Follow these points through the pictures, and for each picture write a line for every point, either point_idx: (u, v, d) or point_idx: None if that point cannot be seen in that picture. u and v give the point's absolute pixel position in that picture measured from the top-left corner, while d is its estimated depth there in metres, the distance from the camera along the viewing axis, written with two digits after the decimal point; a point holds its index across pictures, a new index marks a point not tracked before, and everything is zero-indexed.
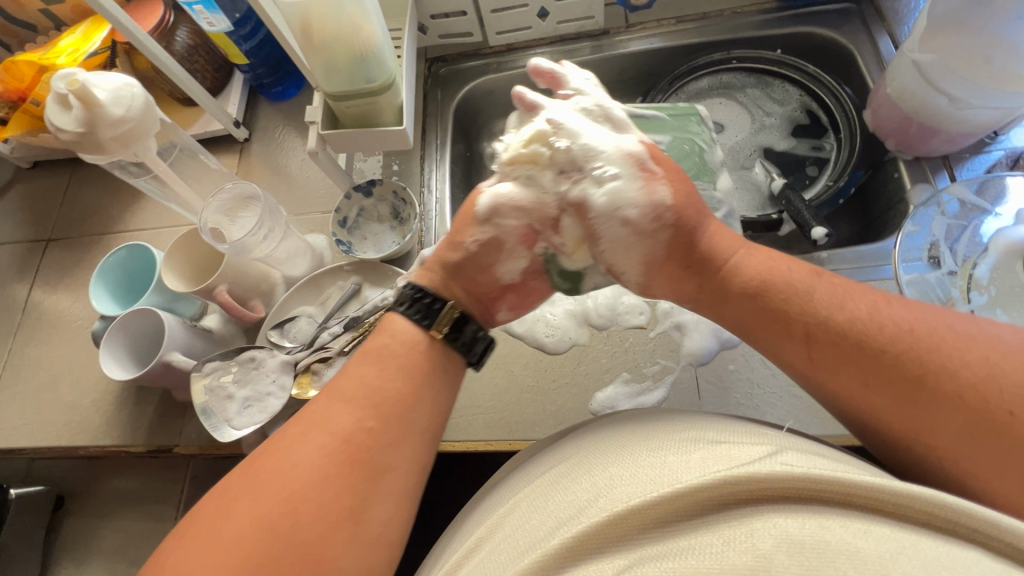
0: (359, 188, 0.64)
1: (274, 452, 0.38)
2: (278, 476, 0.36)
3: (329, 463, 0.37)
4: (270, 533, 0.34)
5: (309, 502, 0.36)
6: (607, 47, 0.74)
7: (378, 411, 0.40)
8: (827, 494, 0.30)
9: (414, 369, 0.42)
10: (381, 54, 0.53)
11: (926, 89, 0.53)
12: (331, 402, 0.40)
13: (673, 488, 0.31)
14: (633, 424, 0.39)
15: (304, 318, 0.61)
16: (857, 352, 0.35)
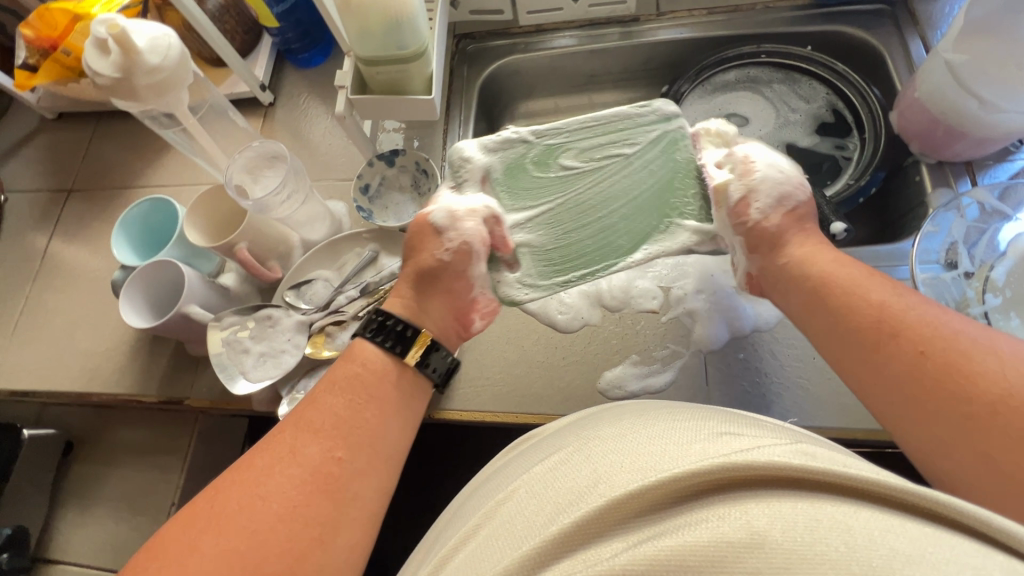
0: (382, 157, 0.65)
1: (240, 485, 0.41)
2: (249, 513, 0.39)
3: (312, 482, 0.42)
4: (245, 565, 0.37)
5: (278, 534, 0.39)
6: (636, 34, 0.75)
7: (344, 442, 0.44)
8: (818, 480, 0.31)
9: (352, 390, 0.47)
10: (415, 21, 0.53)
11: (956, 91, 0.52)
12: (300, 435, 0.44)
13: (670, 472, 0.32)
14: (644, 410, 0.40)
15: (321, 281, 0.62)
16: (891, 344, 0.41)
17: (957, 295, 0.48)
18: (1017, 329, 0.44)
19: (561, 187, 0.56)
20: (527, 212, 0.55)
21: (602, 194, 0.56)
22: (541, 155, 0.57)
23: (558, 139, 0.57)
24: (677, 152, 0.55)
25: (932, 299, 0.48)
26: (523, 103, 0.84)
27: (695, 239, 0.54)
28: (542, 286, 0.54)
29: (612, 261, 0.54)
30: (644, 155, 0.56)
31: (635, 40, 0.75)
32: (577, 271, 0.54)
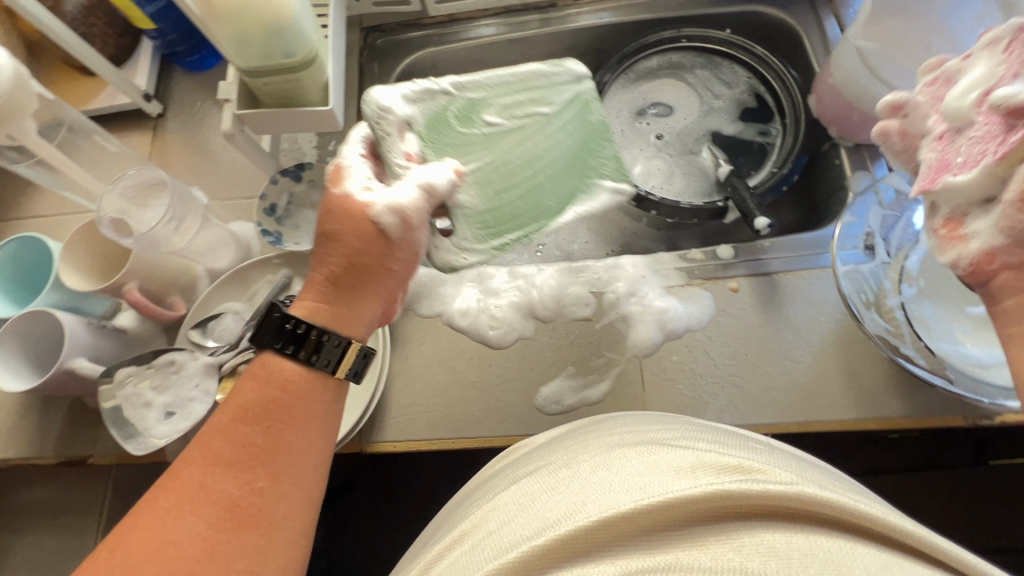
0: (286, 172, 0.59)
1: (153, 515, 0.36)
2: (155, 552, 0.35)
3: (211, 526, 0.36)
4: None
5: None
6: (556, 21, 0.71)
7: (265, 469, 0.38)
8: (816, 516, 0.29)
9: (257, 431, 0.39)
10: (299, 25, 0.47)
11: (868, 78, 0.51)
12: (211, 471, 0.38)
13: (664, 497, 0.30)
14: (635, 424, 0.39)
15: (230, 315, 0.57)
16: None
17: (874, 286, 0.48)
18: (930, 319, 0.45)
19: (483, 143, 0.51)
20: (465, 172, 0.50)
21: (514, 160, 0.52)
22: (460, 108, 0.51)
23: (480, 90, 0.51)
24: (591, 115, 0.53)
25: (852, 292, 0.47)
26: None
27: (617, 196, 0.53)
28: (483, 257, 0.51)
29: (542, 223, 0.52)
30: (563, 116, 0.53)
31: (555, 27, 0.71)
32: (512, 232, 0.51)
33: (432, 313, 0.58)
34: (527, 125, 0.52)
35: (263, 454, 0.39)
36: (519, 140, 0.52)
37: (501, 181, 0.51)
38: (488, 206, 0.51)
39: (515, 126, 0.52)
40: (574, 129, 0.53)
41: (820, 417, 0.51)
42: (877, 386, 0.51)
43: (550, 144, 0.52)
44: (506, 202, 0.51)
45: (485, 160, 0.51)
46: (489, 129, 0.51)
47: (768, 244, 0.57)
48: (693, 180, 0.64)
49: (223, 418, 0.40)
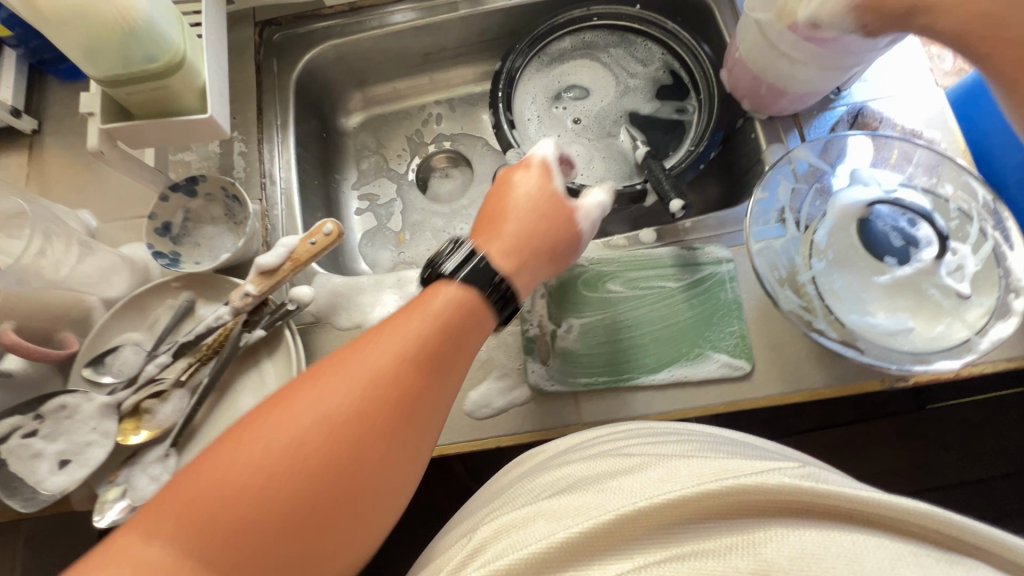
0: (177, 188, 0.54)
1: (294, 401, 0.36)
2: (283, 440, 0.34)
3: (332, 433, 0.35)
4: (292, 475, 0.33)
5: (315, 485, 0.34)
6: (465, 4, 0.68)
7: (395, 400, 0.37)
8: (833, 508, 0.29)
9: (385, 398, 0.37)
10: (156, 25, 0.42)
11: (768, 51, 0.51)
12: (334, 379, 0.36)
13: (680, 492, 0.30)
14: (658, 434, 0.39)
15: (129, 346, 0.53)
16: None
17: (787, 262, 0.47)
18: (840, 291, 0.45)
19: (602, 307, 0.54)
20: (572, 321, 0.54)
21: (627, 320, 0.54)
22: (591, 276, 0.55)
23: (663, 259, 0.55)
24: (721, 293, 0.54)
25: (765, 269, 0.47)
26: (358, 93, 0.75)
27: (730, 370, 0.51)
28: (566, 385, 0.52)
29: (636, 378, 0.51)
30: (688, 292, 0.54)
31: (463, 11, 0.68)
32: (604, 378, 0.52)
33: (351, 324, 0.55)
34: (626, 300, 0.54)
35: (387, 417, 0.36)
36: (642, 306, 0.54)
37: (589, 368, 0.52)
38: (583, 345, 0.53)
39: (646, 294, 0.54)
40: (707, 306, 0.54)
41: (746, 395, 0.51)
42: (799, 359, 0.51)
43: (685, 316, 0.53)
44: (602, 367, 0.52)
45: (592, 335, 0.53)
46: (632, 291, 0.54)
47: (689, 223, 0.57)
48: (613, 163, 0.63)
49: (367, 369, 0.37)
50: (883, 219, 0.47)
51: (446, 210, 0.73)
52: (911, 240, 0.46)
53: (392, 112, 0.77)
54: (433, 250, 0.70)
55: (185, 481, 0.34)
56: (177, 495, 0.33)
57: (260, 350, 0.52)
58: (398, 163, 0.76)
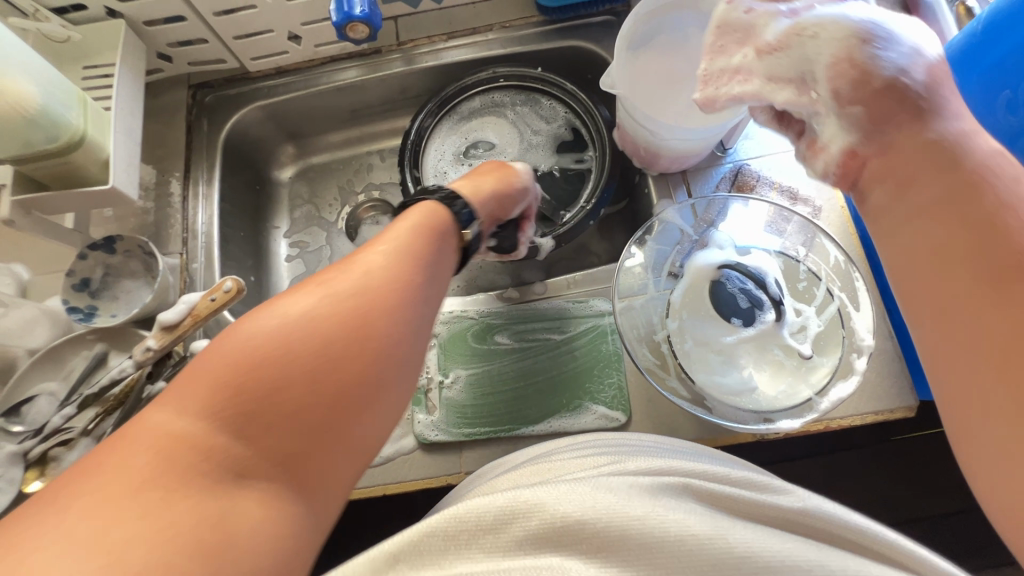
0: (95, 247, 0.59)
1: (250, 316, 0.32)
2: (257, 346, 0.31)
3: (322, 332, 0.32)
4: (257, 396, 0.30)
5: (285, 403, 0.30)
6: (384, 66, 0.72)
7: (364, 310, 0.33)
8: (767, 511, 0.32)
9: (339, 333, 0.32)
10: (51, 111, 0.46)
11: (638, 121, 0.54)
12: (311, 287, 0.34)
13: (637, 478, 0.32)
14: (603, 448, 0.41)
15: (44, 397, 0.56)
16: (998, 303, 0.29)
17: (645, 323, 0.50)
18: (690, 351, 0.48)
19: (487, 358, 0.57)
20: (461, 372, 0.56)
21: (511, 372, 0.56)
22: (479, 328, 0.58)
23: (549, 314, 0.58)
24: (602, 344, 0.56)
25: (625, 329, 0.49)
26: (291, 145, 0.79)
27: (607, 422, 0.53)
28: (451, 435, 0.54)
29: (519, 428, 0.54)
30: (572, 343, 0.57)
31: (383, 72, 0.72)
32: (484, 428, 0.54)
33: None
34: (510, 351, 0.57)
35: (345, 348, 0.32)
36: (525, 358, 0.56)
37: (471, 418, 0.55)
38: (468, 396, 0.55)
39: (531, 346, 0.57)
40: (589, 358, 0.56)
41: None
42: (673, 411, 0.53)
43: (567, 368, 0.56)
44: (484, 417, 0.55)
45: (477, 385, 0.56)
46: (517, 344, 0.57)
47: (576, 277, 0.60)
48: None
49: (323, 296, 0.33)
50: (731, 282, 0.50)
51: None
52: (756, 303, 0.48)
53: (326, 162, 0.81)
54: None
55: (132, 428, 0.29)
56: (122, 448, 0.29)
57: (164, 400, 0.55)
58: (329, 212, 0.80)
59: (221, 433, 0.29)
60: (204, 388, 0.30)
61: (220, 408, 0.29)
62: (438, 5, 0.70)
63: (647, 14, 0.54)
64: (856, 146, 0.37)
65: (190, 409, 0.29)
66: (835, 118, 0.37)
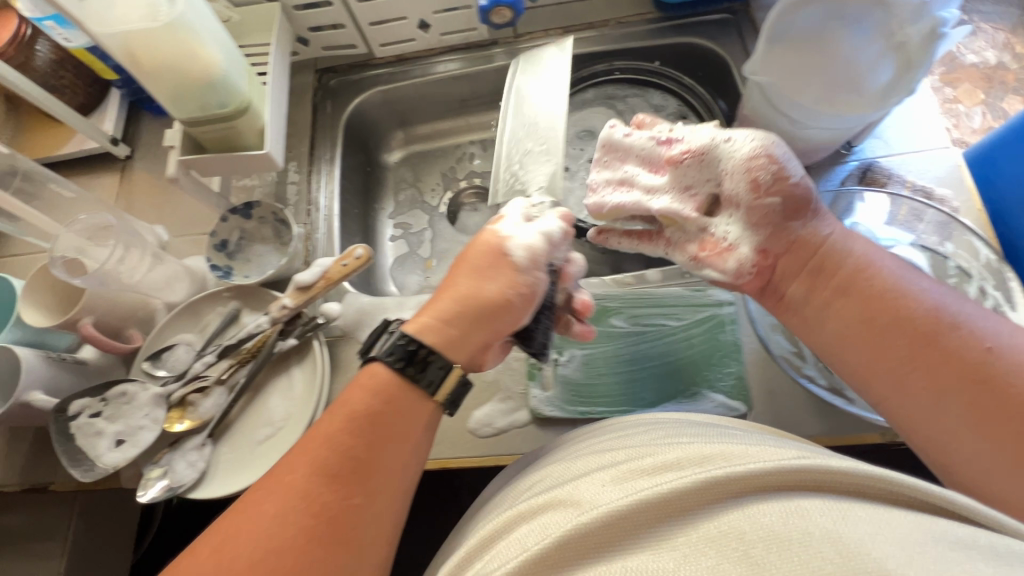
0: (236, 211, 0.63)
1: (251, 504, 0.39)
2: (257, 529, 0.37)
3: (303, 536, 0.37)
4: (278, 557, 0.36)
5: (288, 543, 0.37)
6: (500, 58, 0.75)
7: (344, 470, 0.40)
8: (837, 486, 0.30)
9: (362, 440, 0.41)
10: (230, 79, 0.50)
11: (772, 111, 0.52)
12: (280, 485, 0.39)
13: (662, 490, 0.30)
14: (640, 429, 0.40)
15: (183, 346, 0.60)
16: (937, 366, 0.40)
17: None
18: None
19: (601, 340, 0.57)
20: (576, 351, 0.57)
21: (626, 355, 0.56)
22: (594, 310, 0.58)
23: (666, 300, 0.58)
24: (721, 333, 0.56)
25: None
26: (400, 132, 0.83)
27: (725, 411, 0.53)
28: (566, 411, 0.55)
29: (635, 409, 0.54)
30: (688, 330, 0.56)
31: (497, 64, 0.75)
32: (599, 407, 0.55)
33: None
34: (625, 335, 0.57)
35: (344, 466, 0.40)
36: (640, 342, 0.57)
37: (587, 398, 0.55)
38: (583, 375, 0.56)
39: (647, 331, 0.57)
40: (707, 345, 0.56)
41: None
42: (795, 405, 0.52)
43: (684, 353, 0.56)
44: (598, 398, 0.55)
45: (591, 366, 0.56)
46: (632, 328, 0.57)
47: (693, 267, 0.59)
48: None
49: (294, 484, 0.39)
50: None
51: None
52: None
53: (430, 150, 0.84)
54: None
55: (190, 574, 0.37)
56: (228, 524, 0.38)
57: (291, 358, 0.58)
58: (432, 197, 0.82)
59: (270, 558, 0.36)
60: (231, 564, 0.36)
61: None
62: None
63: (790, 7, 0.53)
64: (766, 248, 0.47)
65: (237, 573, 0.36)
66: (738, 222, 0.47)
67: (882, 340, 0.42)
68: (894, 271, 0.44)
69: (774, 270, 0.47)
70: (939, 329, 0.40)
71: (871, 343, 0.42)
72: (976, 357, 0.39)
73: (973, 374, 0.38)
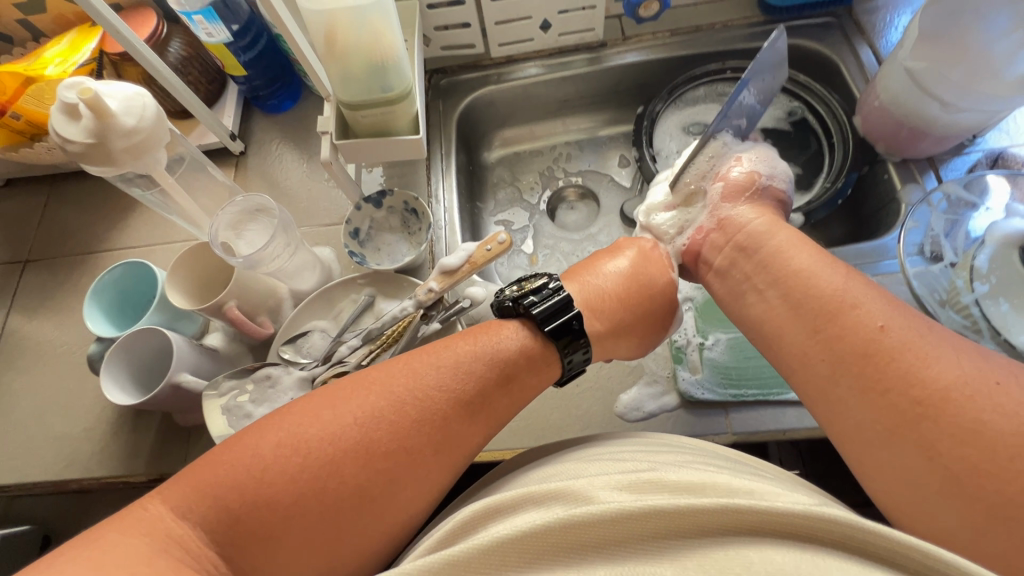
0: (369, 199, 0.63)
1: (345, 396, 0.43)
2: (334, 427, 0.41)
3: (360, 453, 0.41)
4: (324, 468, 0.40)
5: (347, 464, 0.40)
6: (606, 59, 0.77)
7: (426, 427, 0.43)
8: (841, 538, 0.34)
9: (493, 382, 0.46)
10: (401, 63, 0.52)
11: (919, 96, 0.56)
12: (370, 397, 0.43)
13: (676, 505, 0.35)
14: (676, 446, 0.44)
15: (318, 332, 0.60)
16: (916, 421, 0.38)
17: (946, 285, 0.51)
18: (1007, 315, 0.48)
19: None
20: (720, 335, 0.58)
21: None
22: None
23: None
24: None
25: (923, 293, 0.52)
26: (499, 132, 0.84)
27: None
28: (717, 394, 0.54)
29: (789, 391, 0.53)
30: None
31: (604, 65, 0.77)
32: (753, 390, 0.54)
33: None
34: None
35: (422, 427, 0.43)
36: None
37: (739, 380, 0.55)
38: (733, 359, 0.56)
39: None
40: None
41: None
42: None
43: None
44: (750, 381, 0.54)
45: (738, 350, 0.56)
46: None
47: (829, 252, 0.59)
48: None
49: (380, 409, 0.42)
50: None
51: (574, 237, 0.79)
52: None
53: (527, 150, 0.85)
54: (563, 271, 0.76)
55: (247, 444, 0.40)
56: (342, 400, 0.43)
57: (432, 342, 0.58)
58: (531, 195, 0.83)
59: (304, 469, 0.39)
60: (300, 449, 0.40)
61: (281, 473, 0.39)
62: None
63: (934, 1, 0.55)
64: (744, 229, 0.53)
65: (265, 462, 0.39)
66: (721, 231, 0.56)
67: (864, 380, 0.40)
68: (811, 265, 0.47)
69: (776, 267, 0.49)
70: (938, 400, 0.37)
71: (798, 327, 0.45)
72: (868, 339, 0.41)
73: (915, 412, 0.38)
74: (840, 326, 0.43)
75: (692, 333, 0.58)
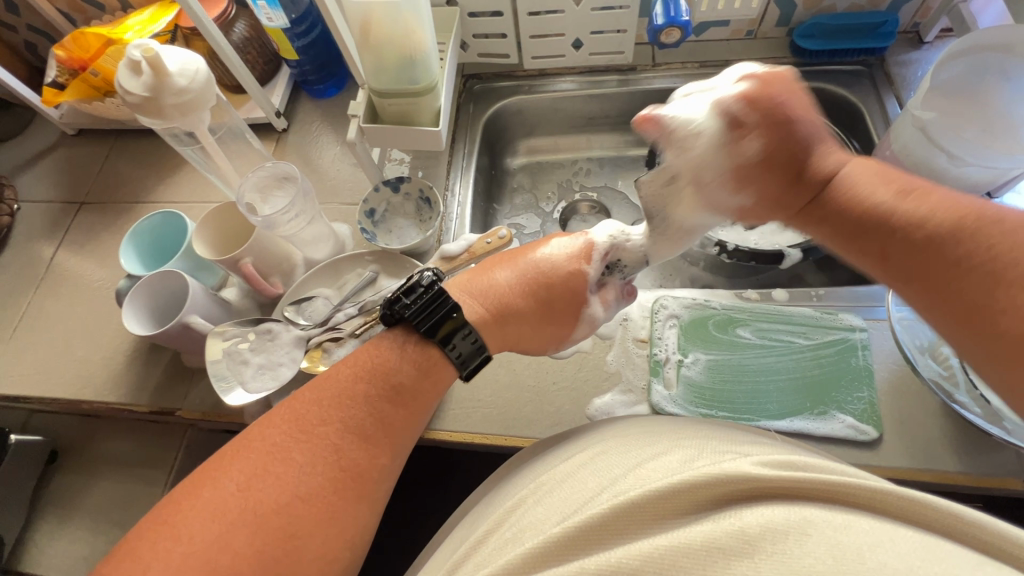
0: (388, 183, 0.67)
1: (225, 465, 0.41)
2: (216, 499, 0.39)
3: (251, 519, 0.39)
4: (217, 552, 0.37)
5: (240, 536, 0.38)
6: (634, 82, 0.80)
7: (321, 461, 0.42)
8: (817, 493, 0.33)
9: (380, 401, 0.45)
10: (428, 59, 0.56)
11: (928, 147, 0.56)
12: (245, 454, 0.42)
13: (643, 489, 0.34)
14: (650, 429, 0.43)
15: (321, 299, 0.64)
16: (942, 282, 0.37)
17: (930, 336, 0.54)
18: None
19: (728, 350, 0.58)
20: (700, 355, 0.58)
21: (754, 365, 0.57)
22: (721, 319, 0.60)
23: (795, 322, 0.58)
24: (853, 359, 0.56)
25: (905, 340, 0.54)
26: (525, 141, 0.88)
27: (856, 433, 0.52)
28: (688, 411, 0.55)
29: (757, 418, 0.54)
30: (819, 350, 0.57)
31: (632, 87, 0.80)
32: (723, 411, 0.55)
33: None
34: (754, 348, 0.58)
35: (316, 467, 0.42)
36: (766, 355, 0.57)
37: (710, 400, 0.55)
38: (708, 380, 0.57)
39: (777, 348, 0.57)
40: (841, 369, 0.55)
41: (874, 462, 0.51)
42: (930, 439, 0.51)
43: (813, 372, 0.56)
44: (720, 403, 0.55)
45: (716, 372, 0.57)
46: (760, 343, 0.58)
47: (821, 291, 0.60)
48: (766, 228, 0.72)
49: (253, 460, 0.41)
50: None
51: None
52: None
53: (549, 161, 0.88)
54: None
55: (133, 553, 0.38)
56: (221, 470, 0.41)
57: None
58: (546, 203, 0.86)
59: (192, 558, 0.37)
60: (182, 544, 0.37)
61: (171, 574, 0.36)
62: (697, 37, 0.78)
63: (955, 55, 0.57)
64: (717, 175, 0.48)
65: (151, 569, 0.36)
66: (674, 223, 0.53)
67: (879, 258, 0.40)
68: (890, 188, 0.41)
69: (808, 152, 0.45)
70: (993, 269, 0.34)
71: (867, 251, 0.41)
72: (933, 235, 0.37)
73: (946, 245, 0.37)
74: (878, 237, 0.40)
75: (672, 348, 0.59)
